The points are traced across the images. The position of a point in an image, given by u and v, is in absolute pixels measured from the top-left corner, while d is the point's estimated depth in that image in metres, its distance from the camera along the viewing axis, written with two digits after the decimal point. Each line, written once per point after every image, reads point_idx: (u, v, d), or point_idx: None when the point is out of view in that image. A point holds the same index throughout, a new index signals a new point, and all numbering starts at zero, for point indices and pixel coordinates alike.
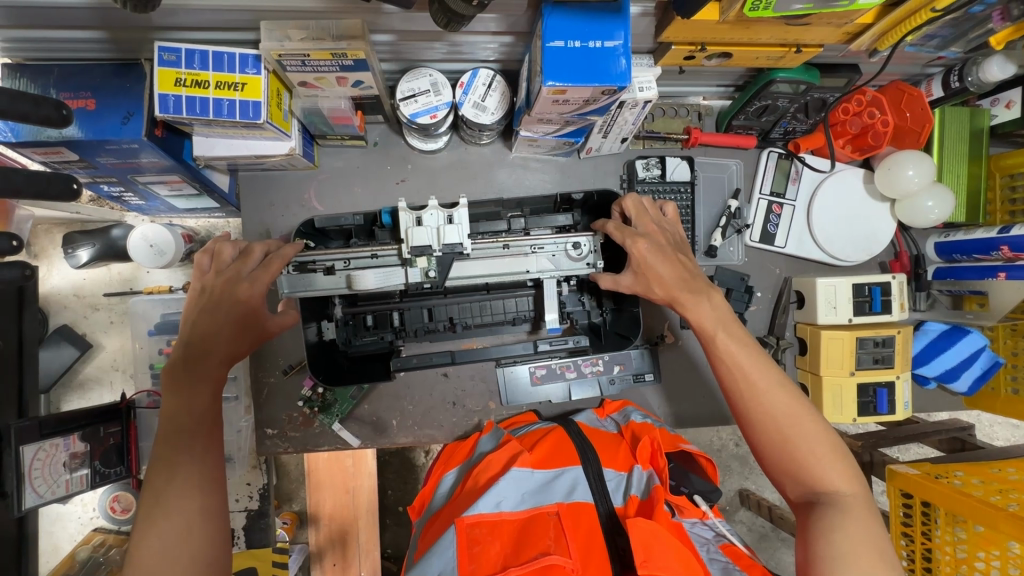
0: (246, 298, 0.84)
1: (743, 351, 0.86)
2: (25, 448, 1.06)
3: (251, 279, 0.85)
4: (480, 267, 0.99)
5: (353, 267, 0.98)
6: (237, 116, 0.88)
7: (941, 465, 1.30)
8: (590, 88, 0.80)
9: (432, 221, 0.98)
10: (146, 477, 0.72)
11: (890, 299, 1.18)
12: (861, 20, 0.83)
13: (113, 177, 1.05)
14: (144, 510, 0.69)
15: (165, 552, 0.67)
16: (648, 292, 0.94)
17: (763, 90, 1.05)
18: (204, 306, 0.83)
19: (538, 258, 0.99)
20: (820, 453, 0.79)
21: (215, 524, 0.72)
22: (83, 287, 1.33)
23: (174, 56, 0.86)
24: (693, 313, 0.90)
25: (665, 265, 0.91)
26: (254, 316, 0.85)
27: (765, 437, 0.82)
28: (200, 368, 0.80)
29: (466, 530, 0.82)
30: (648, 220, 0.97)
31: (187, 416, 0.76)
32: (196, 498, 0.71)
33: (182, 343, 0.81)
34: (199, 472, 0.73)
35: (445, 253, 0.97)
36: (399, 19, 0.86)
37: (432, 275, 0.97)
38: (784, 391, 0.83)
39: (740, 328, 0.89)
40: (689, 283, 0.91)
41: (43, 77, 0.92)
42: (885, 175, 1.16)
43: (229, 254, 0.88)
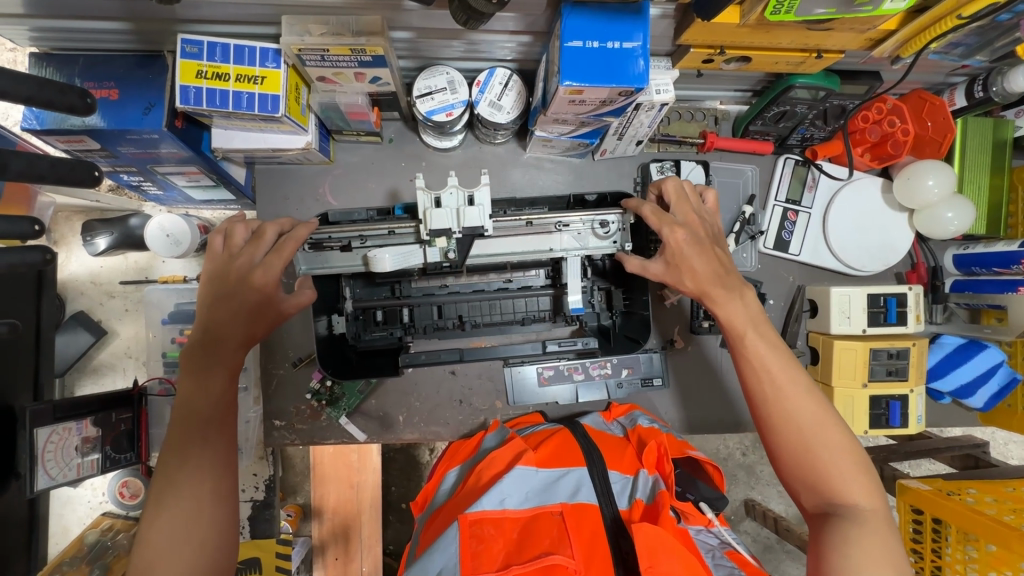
0: (259, 285, 0.79)
1: (773, 354, 0.86)
2: (39, 431, 1.08)
3: (264, 267, 0.79)
4: (503, 245, 1.00)
5: (370, 245, 0.98)
6: (255, 109, 0.89)
7: (954, 482, 1.28)
8: (607, 88, 0.79)
9: (451, 201, 0.94)
10: (161, 457, 0.74)
11: (906, 310, 1.16)
12: (884, 26, 0.82)
13: (133, 167, 1.07)
14: (157, 490, 0.71)
15: (175, 534, 0.69)
16: (679, 283, 0.91)
17: (781, 95, 1.05)
18: (219, 290, 0.79)
19: (563, 236, 1.00)
20: (841, 464, 0.79)
21: (226, 510, 0.73)
22: (100, 275, 1.35)
23: (196, 48, 0.87)
24: (724, 310, 0.89)
25: (702, 259, 0.88)
26: (267, 303, 0.81)
27: (787, 442, 0.81)
28: (218, 354, 0.79)
29: (469, 528, 0.81)
30: (689, 208, 0.93)
31: (204, 402, 0.77)
32: (209, 482, 0.73)
33: (200, 327, 0.79)
34: (213, 457, 0.75)
35: (465, 235, 0.95)
36: (419, 16, 0.86)
37: (452, 257, 0.98)
38: (811, 398, 0.82)
39: (770, 330, 0.89)
40: (723, 279, 0.89)
41: (69, 67, 0.93)
42: (904, 185, 1.15)
43: (242, 236, 0.83)
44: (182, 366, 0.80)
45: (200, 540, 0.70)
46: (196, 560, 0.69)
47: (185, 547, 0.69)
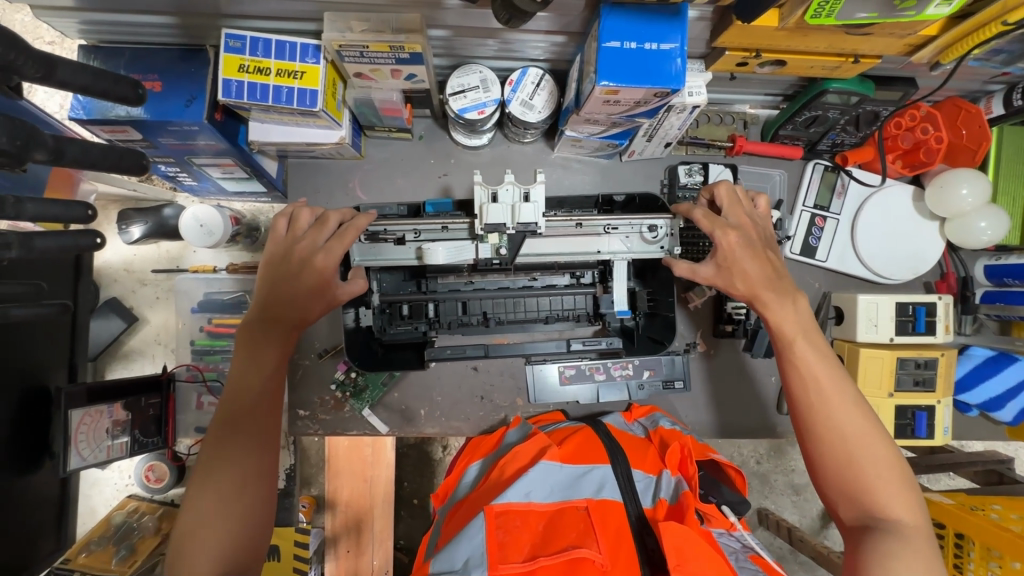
0: (320, 270, 0.81)
1: (822, 362, 0.86)
2: (74, 412, 1.14)
3: (327, 250, 0.81)
4: (552, 245, 0.99)
5: (423, 239, 0.98)
6: (294, 103, 0.91)
7: (978, 497, 1.26)
8: (643, 89, 0.80)
9: (508, 197, 0.94)
10: (208, 433, 0.77)
11: (935, 320, 1.14)
12: (925, 32, 0.81)
13: (171, 158, 1.09)
14: (202, 464, 0.74)
15: (219, 501, 0.72)
16: (730, 286, 0.90)
17: (813, 100, 1.04)
18: (281, 273, 0.82)
19: (612, 238, 1.00)
20: (885, 477, 0.79)
21: (265, 489, 0.76)
22: (133, 263, 1.38)
23: (239, 43, 0.89)
24: (775, 314, 0.89)
25: (754, 263, 0.88)
26: (325, 286, 0.83)
27: (828, 448, 0.82)
28: (273, 334, 0.82)
29: (494, 518, 0.84)
30: (741, 212, 0.92)
31: (254, 382, 0.80)
32: (252, 460, 0.76)
33: (260, 307, 0.83)
34: (258, 438, 0.77)
35: (519, 232, 0.95)
36: (456, 15, 0.88)
37: (503, 253, 0.98)
38: (858, 410, 0.83)
39: (820, 339, 0.89)
40: (776, 282, 0.89)
41: (115, 59, 0.96)
42: (936, 194, 1.13)
43: (306, 221, 0.85)
44: (237, 339, 0.83)
45: (240, 517, 0.72)
46: (237, 536, 0.72)
47: (226, 522, 0.71)
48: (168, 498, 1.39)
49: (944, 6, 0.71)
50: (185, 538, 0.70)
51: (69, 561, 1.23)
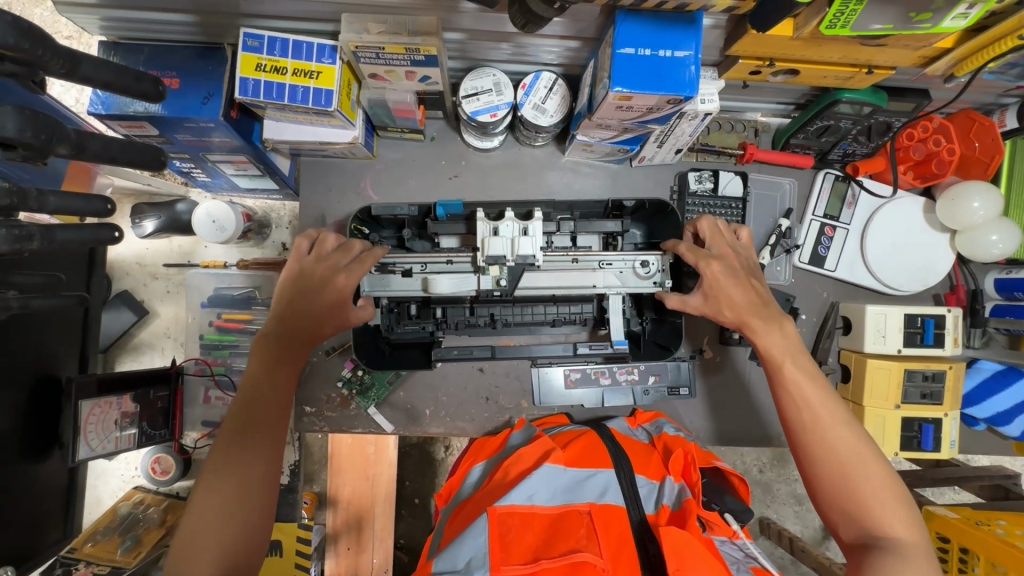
0: (342, 287, 0.89)
1: (812, 384, 0.88)
2: (84, 402, 1.16)
3: (348, 271, 0.89)
4: (549, 279, 1.02)
5: (429, 271, 1.02)
6: (309, 102, 0.92)
7: (984, 512, 1.25)
8: (656, 96, 0.80)
9: (508, 231, 0.99)
10: (218, 437, 0.79)
11: (944, 332, 1.14)
12: (939, 44, 0.81)
13: (186, 154, 1.11)
14: (209, 466, 0.76)
15: (222, 503, 0.73)
16: (717, 314, 0.96)
17: (825, 109, 1.04)
18: (302, 289, 0.89)
19: (606, 274, 1.02)
20: (883, 497, 0.79)
21: (268, 493, 0.77)
22: (145, 257, 1.39)
23: (257, 42, 0.90)
24: (763, 340, 0.93)
25: (738, 290, 0.94)
26: (343, 304, 0.90)
27: (824, 468, 0.83)
28: (291, 344, 0.88)
29: (498, 518, 0.85)
30: (723, 242, 0.99)
31: (267, 388, 0.84)
32: (261, 464, 0.77)
33: (278, 318, 0.88)
34: (265, 443, 0.79)
35: (518, 264, 0.99)
36: (471, 18, 0.88)
37: (503, 284, 1.00)
38: (851, 430, 0.84)
39: (809, 362, 0.91)
40: (762, 309, 0.94)
41: (134, 56, 0.98)
42: (947, 206, 1.13)
43: (331, 245, 0.93)
44: (254, 350, 0.88)
45: (242, 519, 0.73)
46: (236, 539, 0.72)
47: (228, 523, 0.72)
48: (173, 490, 1.40)
49: (961, 18, 0.71)
50: (187, 538, 0.71)
51: (75, 550, 1.24)
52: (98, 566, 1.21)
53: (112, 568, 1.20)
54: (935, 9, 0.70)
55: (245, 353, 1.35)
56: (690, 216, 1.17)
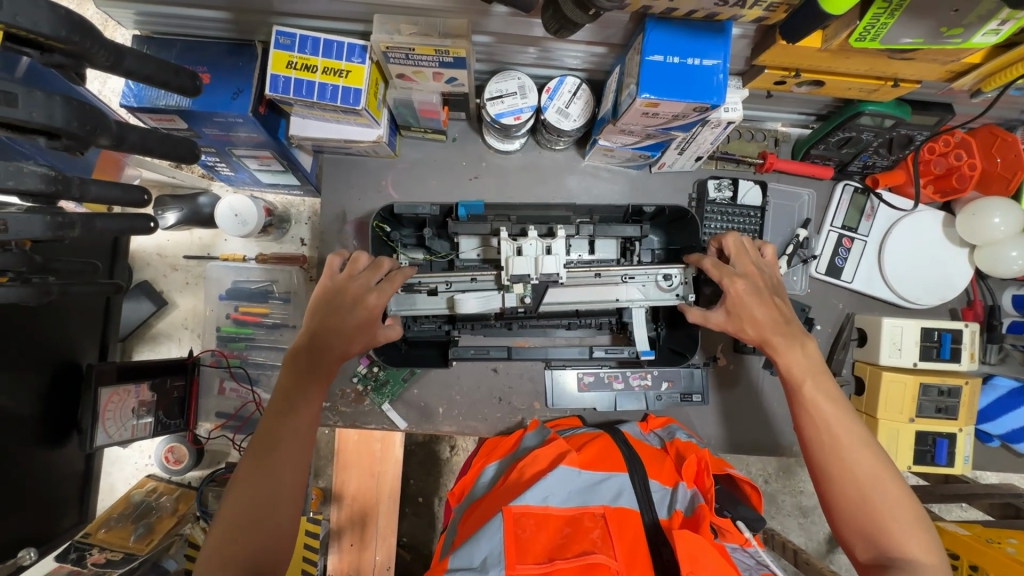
0: (373, 306, 0.92)
1: (832, 403, 0.88)
2: (103, 390, 1.18)
3: (380, 290, 0.92)
4: (571, 295, 1.04)
5: (454, 289, 1.03)
6: (338, 100, 0.94)
7: (995, 530, 1.24)
8: (683, 103, 0.81)
9: (532, 250, 0.99)
10: (249, 448, 0.82)
11: (961, 347, 1.14)
12: (967, 60, 0.82)
13: (212, 148, 1.12)
14: (240, 476, 0.79)
15: (251, 514, 0.76)
16: (739, 331, 0.96)
17: (847, 121, 1.04)
18: (332, 305, 0.92)
19: (629, 288, 1.04)
20: (902, 519, 0.79)
21: (295, 504, 0.79)
22: (166, 248, 1.41)
23: (289, 41, 0.92)
24: (784, 358, 0.93)
25: (762, 309, 0.94)
26: (371, 322, 0.93)
27: (842, 489, 0.83)
28: (321, 360, 0.90)
29: (515, 517, 0.85)
30: (747, 260, 0.99)
31: (295, 401, 0.86)
32: (290, 477, 0.80)
33: (309, 334, 0.91)
34: (293, 455, 0.81)
35: (541, 281, 0.99)
36: (501, 22, 0.89)
37: (528, 301, 1.03)
38: (870, 451, 0.84)
39: (829, 380, 0.91)
40: (784, 328, 0.94)
41: (166, 51, 0.99)
42: (967, 221, 1.12)
43: (363, 264, 0.96)
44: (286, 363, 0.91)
45: (270, 529, 0.76)
46: (264, 548, 0.74)
47: (257, 533, 0.75)
48: (185, 480, 1.42)
49: (992, 35, 0.72)
50: (218, 546, 0.73)
51: (89, 535, 1.26)
52: (110, 552, 1.25)
53: (126, 554, 1.24)
54: (967, 24, 0.70)
55: (260, 346, 1.36)
56: (707, 223, 1.17)
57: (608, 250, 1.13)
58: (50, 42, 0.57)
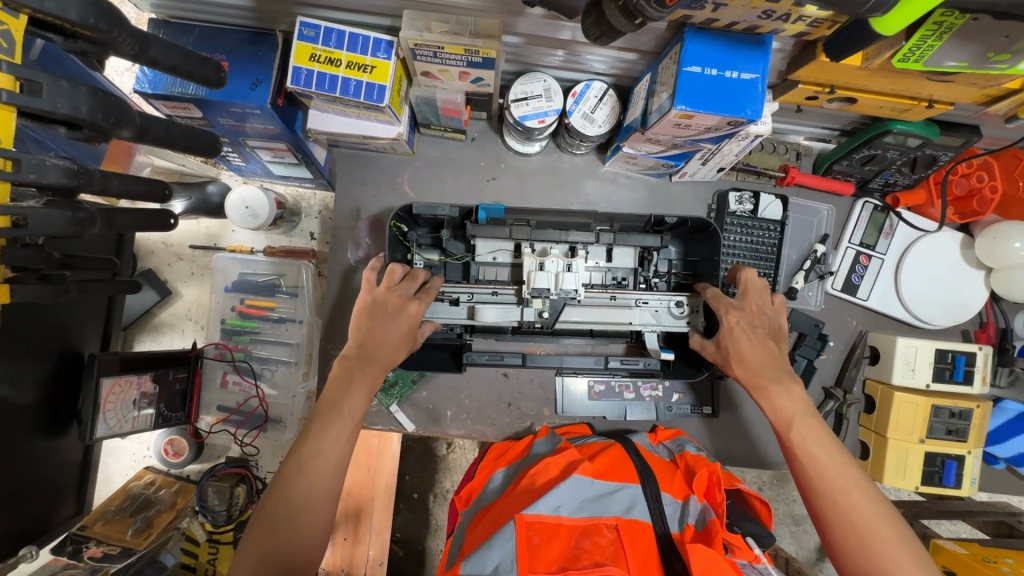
0: (415, 316, 0.95)
1: (821, 446, 0.87)
2: (105, 380, 1.15)
3: (420, 300, 0.96)
4: (587, 314, 1.04)
5: (475, 300, 1.04)
6: (362, 96, 0.92)
7: (991, 549, 1.23)
8: (718, 117, 0.80)
9: (553, 266, 1.01)
10: (293, 448, 0.86)
11: (973, 370, 1.14)
12: (1006, 85, 0.80)
13: (226, 138, 1.09)
14: (284, 476, 0.83)
15: (289, 513, 0.80)
16: (727, 366, 0.98)
17: (874, 139, 1.03)
18: (377, 317, 0.95)
19: (643, 312, 1.05)
20: (900, 561, 0.78)
21: (329, 506, 0.83)
22: (172, 237, 1.38)
23: (313, 32, 0.89)
24: (772, 401, 0.92)
25: (752, 346, 0.95)
26: (411, 335, 0.96)
27: (840, 533, 0.82)
28: (364, 366, 0.92)
29: (527, 526, 0.84)
30: (755, 299, 1.00)
31: (341, 404, 0.89)
32: (330, 480, 0.84)
33: (355, 345, 0.94)
34: (333, 460, 0.85)
35: (559, 298, 1.02)
36: (533, 24, 0.87)
37: (545, 317, 1.03)
38: (862, 492, 0.83)
39: (819, 422, 0.90)
40: (773, 370, 0.94)
41: (184, 36, 0.96)
42: (987, 244, 1.13)
43: (400, 274, 0.98)
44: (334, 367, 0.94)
45: (306, 528, 0.80)
46: (298, 546, 0.79)
47: (294, 532, 0.80)
48: (184, 473, 1.40)
49: None
50: (259, 543, 0.78)
51: (86, 528, 1.25)
52: (109, 546, 1.23)
53: (123, 548, 1.23)
54: (1015, 50, 0.69)
55: (265, 340, 1.33)
56: (727, 234, 1.16)
57: (626, 259, 1.11)
58: (74, 28, 0.54)
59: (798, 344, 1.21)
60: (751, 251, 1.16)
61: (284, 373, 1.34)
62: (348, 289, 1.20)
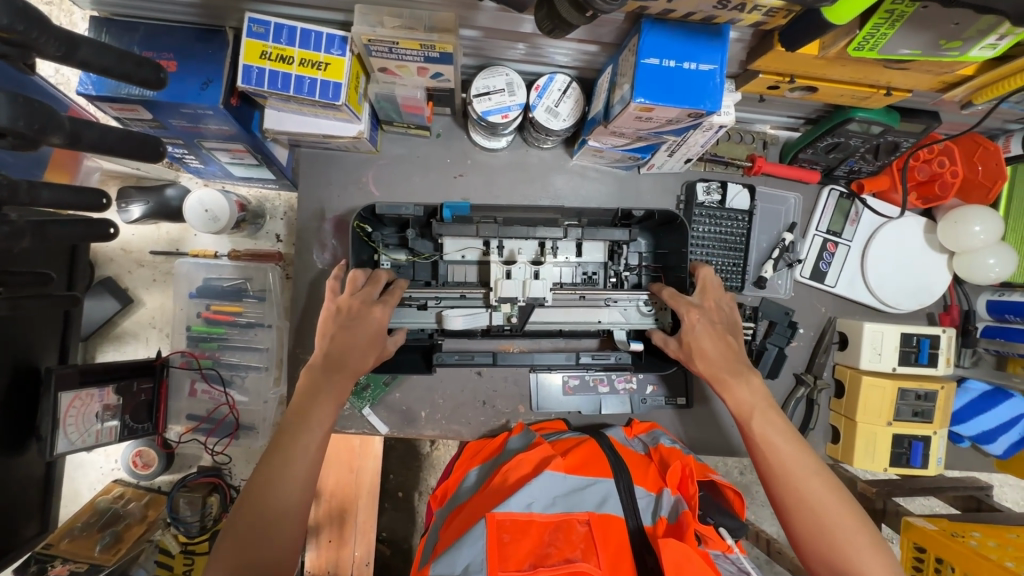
0: (377, 321, 0.94)
1: (780, 436, 0.89)
2: (64, 394, 1.12)
3: (384, 303, 0.95)
4: (557, 313, 1.04)
5: (443, 305, 1.03)
6: (316, 95, 0.89)
7: (958, 523, 1.20)
8: (678, 109, 0.79)
9: (519, 272, 1.02)
10: (261, 461, 0.84)
11: (938, 352, 1.16)
12: (960, 72, 0.81)
13: (180, 140, 1.05)
14: (253, 492, 0.81)
15: (257, 528, 0.78)
16: (690, 363, 0.99)
17: (838, 127, 1.04)
18: (343, 322, 0.93)
19: (612, 310, 1.05)
20: (859, 545, 0.79)
21: (299, 521, 0.82)
22: (131, 243, 1.33)
23: (263, 29, 0.86)
24: (733, 394, 0.94)
25: (712, 343, 0.97)
26: (378, 337, 0.95)
27: (801, 521, 0.83)
28: (334, 378, 0.91)
29: (497, 524, 0.84)
30: (710, 296, 1.02)
31: (310, 416, 0.88)
32: (297, 496, 0.82)
33: (321, 354, 0.92)
34: (302, 473, 0.83)
35: (528, 304, 1.02)
36: (490, 17, 0.85)
37: (514, 321, 1.04)
38: (822, 480, 0.84)
39: (779, 414, 0.92)
40: (732, 363, 0.96)
41: (128, 35, 0.92)
42: (949, 229, 1.14)
43: (362, 280, 0.97)
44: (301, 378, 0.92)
45: (275, 547, 0.78)
46: (268, 565, 0.76)
47: (264, 550, 0.77)
48: (155, 484, 1.37)
49: (988, 49, 0.71)
50: (226, 562, 0.75)
51: (51, 546, 1.22)
52: (75, 563, 1.20)
53: (90, 565, 1.20)
54: (966, 37, 0.70)
55: (234, 346, 1.30)
56: (696, 226, 1.16)
57: (595, 253, 1.10)
58: None
59: (769, 332, 1.22)
60: (720, 242, 1.17)
61: (254, 379, 1.31)
62: (315, 292, 1.18)
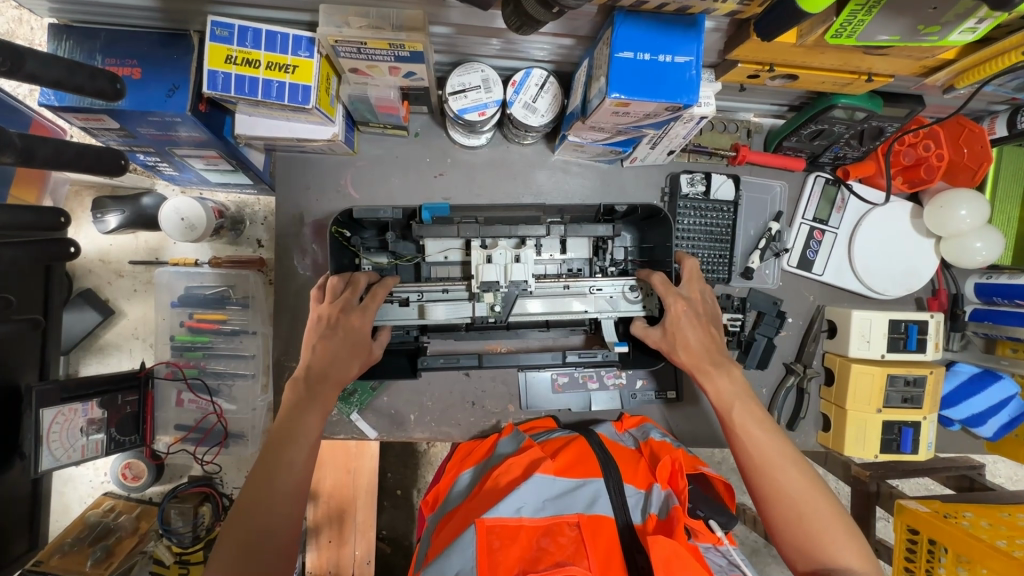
0: (357, 327, 0.94)
1: (759, 426, 0.89)
2: (46, 411, 1.07)
3: (363, 310, 0.94)
4: (541, 305, 1.01)
5: (425, 298, 1.01)
6: (285, 99, 0.87)
7: (948, 503, 1.17)
8: (655, 103, 0.77)
9: (501, 258, 1.00)
10: (248, 477, 0.82)
11: (926, 338, 1.15)
12: (942, 56, 0.80)
13: (151, 147, 1.02)
14: (239, 511, 0.79)
15: (245, 545, 0.76)
16: (673, 353, 0.99)
17: (820, 114, 1.02)
18: (321, 331, 0.94)
19: (597, 298, 1.02)
20: (834, 533, 0.79)
21: (289, 535, 0.80)
22: (109, 254, 1.31)
23: (227, 32, 0.83)
24: (711, 384, 0.94)
25: (696, 333, 0.97)
26: (363, 342, 0.95)
27: (779, 510, 0.82)
28: (320, 390, 0.91)
29: (487, 531, 0.83)
30: (696, 287, 1.01)
31: (295, 429, 0.87)
32: (286, 511, 0.80)
33: (306, 366, 0.92)
34: (289, 488, 0.82)
35: (511, 290, 1.00)
36: (460, 13, 0.83)
37: (498, 310, 0.99)
38: (798, 469, 0.84)
39: (759, 405, 0.92)
40: (713, 354, 0.96)
41: (89, 42, 0.88)
42: (935, 213, 1.13)
43: (341, 285, 0.97)
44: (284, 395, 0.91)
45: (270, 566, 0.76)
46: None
47: (255, 568, 0.74)
48: (146, 495, 1.37)
49: (968, 33, 0.70)
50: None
51: (41, 562, 1.22)
52: None
53: None
54: (944, 22, 0.68)
55: (219, 354, 1.28)
56: (680, 218, 1.15)
57: (580, 250, 1.09)
58: None
59: (757, 322, 1.21)
60: (705, 234, 1.16)
61: (241, 386, 1.29)
62: (296, 298, 1.16)
